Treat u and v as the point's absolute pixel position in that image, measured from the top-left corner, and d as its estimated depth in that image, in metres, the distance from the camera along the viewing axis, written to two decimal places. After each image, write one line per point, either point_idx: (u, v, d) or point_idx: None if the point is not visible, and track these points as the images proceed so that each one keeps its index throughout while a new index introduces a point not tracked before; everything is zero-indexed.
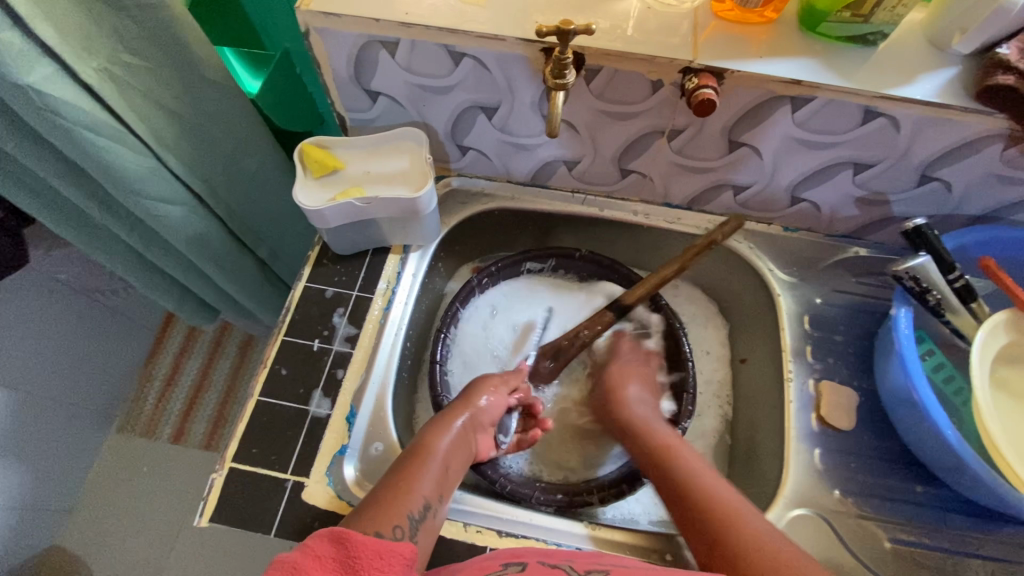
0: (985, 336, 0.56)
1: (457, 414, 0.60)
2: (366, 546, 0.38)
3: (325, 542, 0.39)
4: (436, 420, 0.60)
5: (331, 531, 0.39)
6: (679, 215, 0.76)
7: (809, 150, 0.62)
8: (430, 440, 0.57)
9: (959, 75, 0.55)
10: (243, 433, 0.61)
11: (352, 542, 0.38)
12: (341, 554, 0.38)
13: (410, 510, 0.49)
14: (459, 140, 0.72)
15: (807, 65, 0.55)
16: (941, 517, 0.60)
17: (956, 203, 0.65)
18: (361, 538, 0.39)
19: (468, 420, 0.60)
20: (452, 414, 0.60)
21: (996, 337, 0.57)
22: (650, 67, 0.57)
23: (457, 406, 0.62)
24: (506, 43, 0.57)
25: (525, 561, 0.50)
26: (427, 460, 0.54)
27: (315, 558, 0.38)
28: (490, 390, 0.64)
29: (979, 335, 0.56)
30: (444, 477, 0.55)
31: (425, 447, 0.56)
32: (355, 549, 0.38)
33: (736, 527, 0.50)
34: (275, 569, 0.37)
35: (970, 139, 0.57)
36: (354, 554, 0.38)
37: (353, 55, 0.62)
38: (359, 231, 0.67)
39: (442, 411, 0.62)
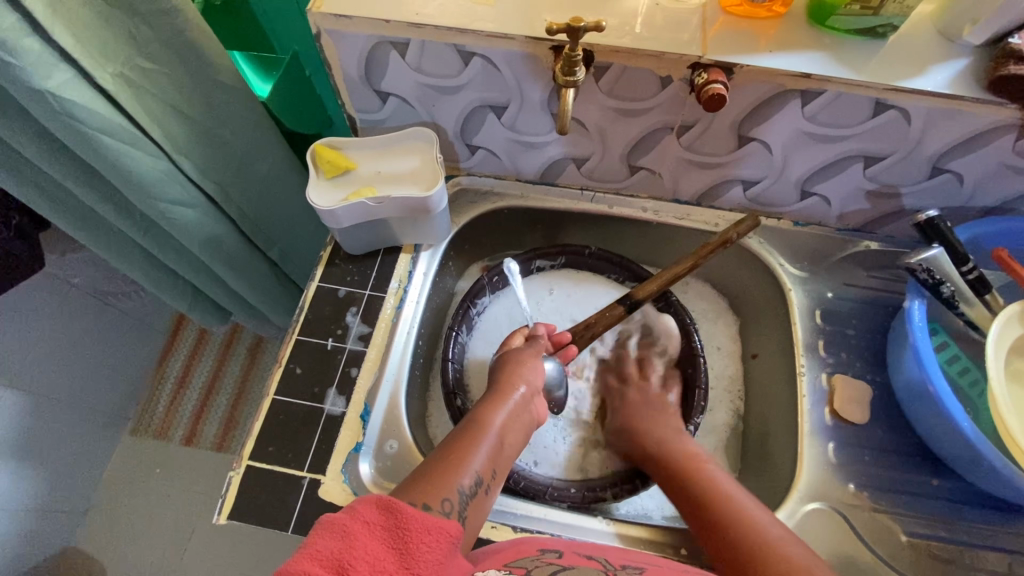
0: (999, 328, 0.56)
1: (510, 392, 0.60)
2: (414, 518, 0.41)
3: (372, 508, 0.41)
4: (489, 397, 0.60)
5: (378, 497, 0.42)
6: (689, 211, 0.76)
7: (820, 144, 0.62)
8: (483, 416, 0.57)
9: (970, 66, 0.55)
10: (259, 431, 0.62)
11: (400, 513, 0.41)
12: (389, 523, 0.40)
13: (463, 484, 0.49)
14: (469, 139, 0.72)
15: (816, 59, 0.55)
16: (957, 510, 0.59)
17: (968, 196, 0.65)
18: (409, 510, 0.41)
19: (521, 394, 0.61)
20: (505, 392, 0.60)
21: (1010, 328, 0.57)
22: (659, 63, 0.57)
23: (507, 379, 0.62)
24: (516, 42, 0.57)
25: (559, 549, 0.52)
26: (480, 437, 0.54)
27: (364, 523, 0.40)
28: (535, 368, 0.64)
29: (992, 327, 0.56)
30: (495, 456, 0.54)
31: (479, 422, 0.56)
32: (404, 521, 0.40)
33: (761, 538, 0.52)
34: (325, 527, 0.39)
35: (981, 130, 0.57)
36: (404, 525, 0.40)
37: (364, 56, 0.62)
38: (371, 230, 0.68)
39: (492, 389, 0.61)
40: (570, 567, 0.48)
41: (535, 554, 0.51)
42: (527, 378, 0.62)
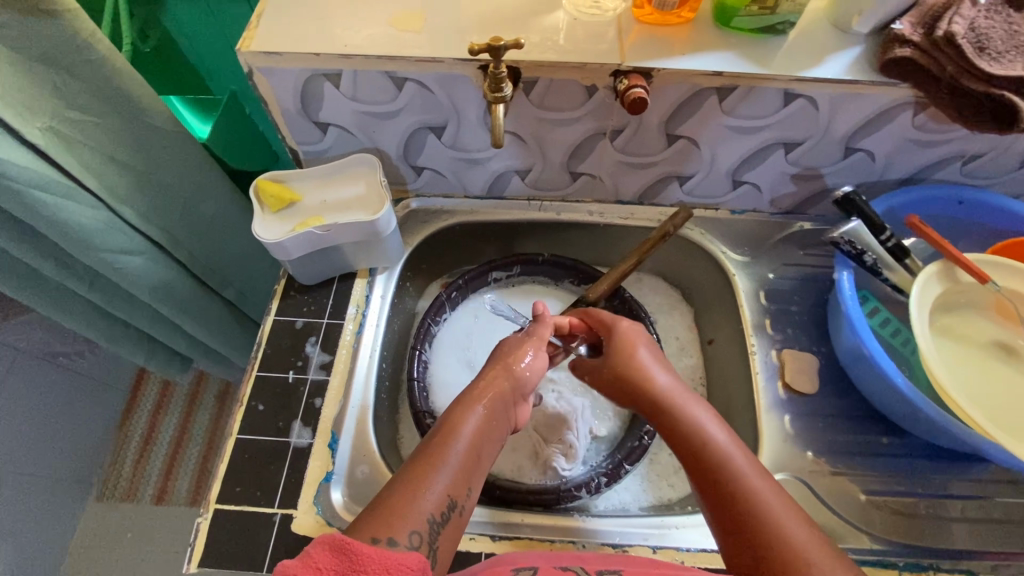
0: (920, 288, 0.59)
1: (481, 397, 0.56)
2: (372, 558, 0.38)
3: (325, 551, 0.38)
4: (462, 400, 0.56)
5: (332, 537, 0.39)
6: (632, 210, 0.79)
7: (742, 136, 0.66)
8: (455, 424, 0.53)
9: (864, 52, 0.60)
10: (225, 473, 0.61)
11: (355, 552, 0.38)
12: (343, 565, 0.37)
13: (431, 508, 0.47)
14: (412, 161, 0.74)
15: (726, 58, 0.59)
16: (908, 464, 0.63)
17: (882, 170, 0.70)
18: (367, 551, 0.38)
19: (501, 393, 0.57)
20: (476, 395, 0.56)
21: (930, 286, 0.61)
22: (582, 73, 0.60)
23: (494, 369, 0.60)
24: (445, 64, 0.60)
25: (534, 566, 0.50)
26: (451, 448, 0.51)
27: (315, 568, 0.37)
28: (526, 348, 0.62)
29: (914, 288, 0.59)
30: (466, 464, 0.51)
31: (452, 430, 0.53)
32: (361, 561, 0.37)
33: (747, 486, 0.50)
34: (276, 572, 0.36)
35: (882, 109, 0.62)
36: (360, 565, 0.37)
37: (299, 90, 0.64)
38: (323, 258, 0.68)
39: (464, 391, 0.58)
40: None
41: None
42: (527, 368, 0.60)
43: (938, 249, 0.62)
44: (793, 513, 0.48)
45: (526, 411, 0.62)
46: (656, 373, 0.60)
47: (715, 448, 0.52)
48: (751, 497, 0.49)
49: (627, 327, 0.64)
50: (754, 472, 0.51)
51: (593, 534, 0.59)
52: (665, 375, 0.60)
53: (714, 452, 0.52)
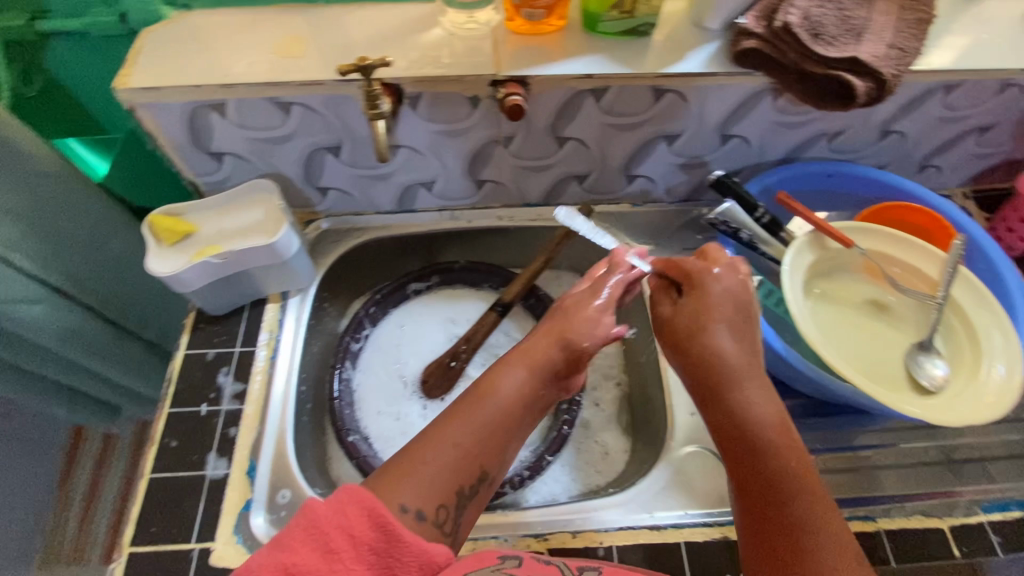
0: (792, 257, 0.64)
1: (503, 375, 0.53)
2: (410, 548, 0.38)
3: (362, 518, 0.38)
4: (511, 356, 0.55)
5: (354, 490, 0.39)
6: (540, 212, 0.82)
7: (625, 132, 0.70)
8: (450, 411, 0.51)
9: (720, 47, 0.65)
10: (139, 514, 0.59)
11: (394, 527, 0.38)
12: (380, 544, 0.38)
13: (456, 485, 0.46)
14: (315, 182, 0.74)
15: (595, 60, 0.63)
16: (806, 423, 0.67)
17: (760, 153, 0.75)
18: (406, 534, 0.38)
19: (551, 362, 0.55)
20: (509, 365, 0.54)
21: (803, 255, 0.65)
22: (462, 85, 0.63)
23: (542, 336, 0.57)
24: (327, 86, 0.61)
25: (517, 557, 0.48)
26: (431, 442, 0.48)
27: (345, 531, 0.37)
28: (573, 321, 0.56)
29: (786, 258, 0.64)
30: (489, 430, 0.50)
31: (452, 411, 0.50)
32: (399, 549, 0.38)
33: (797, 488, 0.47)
34: (301, 526, 0.37)
35: (744, 97, 0.67)
36: (394, 554, 0.38)
37: (186, 123, 0.64)
38: (229, 287, 0.68)
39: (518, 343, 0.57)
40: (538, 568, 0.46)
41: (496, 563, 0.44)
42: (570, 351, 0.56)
43: (807, 220, 0.67)
44: (832, 521, 0.45)
45: (580, 377, 0.60)
46: (724, 341, 0.54)
47: (764, 441, 0.49)
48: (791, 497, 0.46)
49: (714, 286, 0.56)
50: (803, 475, 0.47)
51: (514, 526, 0.61)
52: (729, 342, 0.54)
53: (760, 450, 0.49)
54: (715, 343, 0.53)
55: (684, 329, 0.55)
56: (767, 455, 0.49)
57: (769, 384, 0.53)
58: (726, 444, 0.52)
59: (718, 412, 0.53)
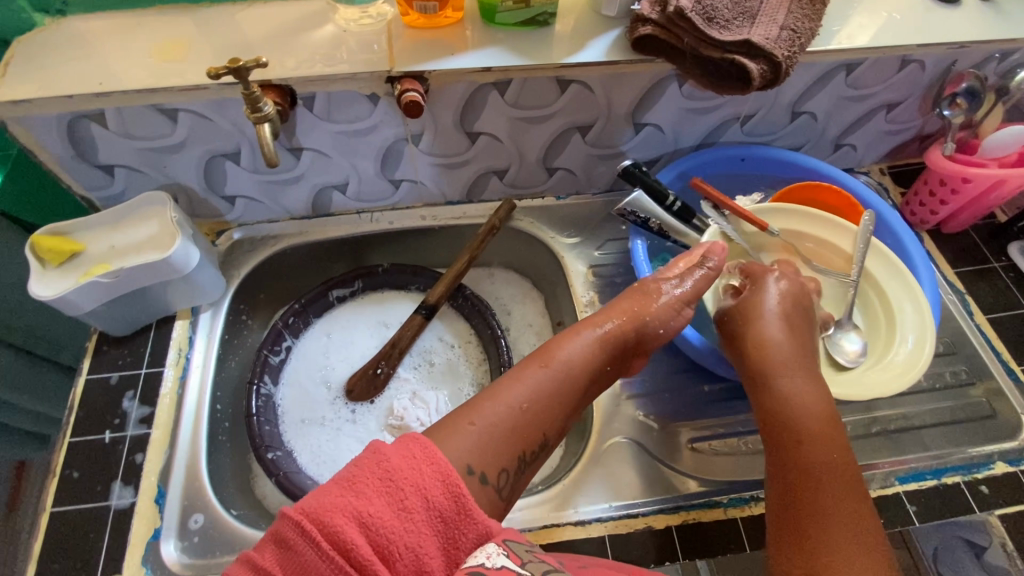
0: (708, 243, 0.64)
1: (591, 329, 0.56)
2: (481, 513, 0.39)
3: (428, 468, 0.39)
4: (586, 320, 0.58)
5: (421, 440, 0.40)
6: (463, 209, 0.81)
7: (536, 124, 0.69)
8: (558, 351, 0.53)
9: (621, 34, 0.64)
10: (37, 553, 0.56)
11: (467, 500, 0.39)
12: (456, 506, 0.38)
13: (522, 448, 0.47)
14: (220, 191, 0.71)
15: (494, 53, 0.62)
16: (730, 407, 0.67)
17: (675, 140, 0.75)
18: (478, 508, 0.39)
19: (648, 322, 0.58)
20: (587, 322, 0.57)
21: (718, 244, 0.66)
22: (357, 83, 0.61)
23: (615, 312, 0.58)
24: (212, 90, 0.58)
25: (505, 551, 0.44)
26: (517, 402, 0.49)
27: (416, 473, 0.38)
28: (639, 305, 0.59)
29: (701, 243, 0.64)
30: (563, 381, 0.52)
31: (552, 357, 0.53)
32: (470, 509, 0.39)
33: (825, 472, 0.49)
34: (377, 472, 0.38)
35: (649, 84, 0.66)
36: (457, 518, 0.38)
37: (66, 136, 0.61)
38: (129, 307, 0.65)
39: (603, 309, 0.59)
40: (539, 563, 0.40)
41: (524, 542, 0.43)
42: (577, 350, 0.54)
43: (722, 205, 0.68)
44: (864, 515, 0.47)
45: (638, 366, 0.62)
46: (775, 332, 0.57)
47: (808, 427, 0.51)
48: (827, 490, 0.48)
49: (767, 287, 0.61)
50: (845, 464, 0.49)
51: None
52: (779, 333, 0.58)
53: (818, 431, 0.51)
54: (767, 330, 0.58)
55: (741, 318, 0.60)
56: (798, 446, 0.51)
57: (819, 377, 0.56)
58: (766, 429, 0.54)
59: (763, 397, 0.55)
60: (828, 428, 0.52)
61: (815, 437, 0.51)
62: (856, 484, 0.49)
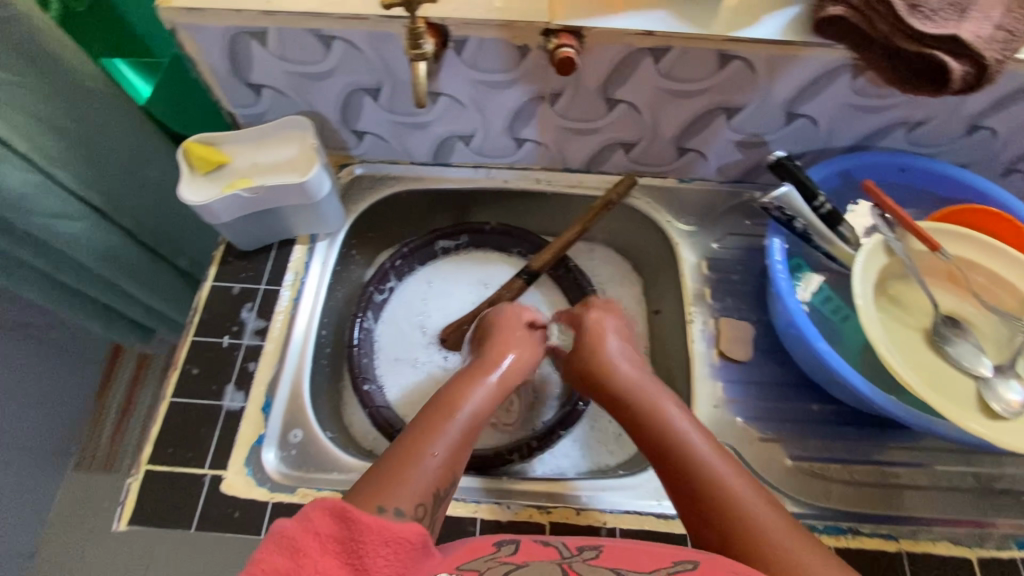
0: (864, 255, 0.58)
1: (484, 374, 0.58)
2: (371, 530, 0.39)
3: (325, 515, 0.39)
4: (461, 376, 0.57)
5: (321, 500, 0.41)
6: (580, 178, 0.78)
7: (682, 100, 0.65)
8: (456, 396, 0.55)
9: (801, 13, 0.59)
10: (157, 435, 0.61)
11: (355, 523, 0.39)
12: (343, 534, 0.39)
13: (433, 485, 0.48)
14: (353, 125, 0.72)
15: (659, 16, 0.58)
16: (837, 430, 0.63)
17: (827, 137, 0.69)
18: (364, 519, 0.39)
19: (493, 380, 0.57)
20: (471, 379, 0.57)
21: (875, 256, 0.59)
22: (513, 32, 0.59)
23: (462, 385, 0.56)
24: (371, 22, 0.58)
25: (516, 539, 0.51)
26: (444, 420, 0.52)
27: (315, 534, 0.38)
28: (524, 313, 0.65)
29: (858, 258, 0.58)
30: (460, 438, 0.51)
31: (449, 402, 0.54)
32: (359, 531, 0.39)
33: (738, 514, 0.47)
34: (276, 542, 0.38)
35: (819, 73, 0.60)
36: (359, 538, 0.39)
37: (227, 50, 0.63)
38: (259, 224, 0.67)
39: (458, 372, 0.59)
40: (525, 565, 0.45)
41: (491, 551, 0.48)
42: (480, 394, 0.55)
43: (887, 210, 0.61)
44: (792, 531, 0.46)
45: None
46: (623, 364, 0.59)
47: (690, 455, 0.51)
48: (739, 505, 0.47)
49: (600, 325, 0.62)
50: (731, 471, 0.50)
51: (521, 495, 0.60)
52: (630, 367, 0.59)
53: (713, 476, 0.49)
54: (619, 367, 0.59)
55: (588, 362, 0.60)
56: (700, 487, 0.49)
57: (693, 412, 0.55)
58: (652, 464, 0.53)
59: (652, 437, 0.53)
60: (726, 471, 0.49)
61: (721, 476, 0.49)
62: (771, 501, 0.48)
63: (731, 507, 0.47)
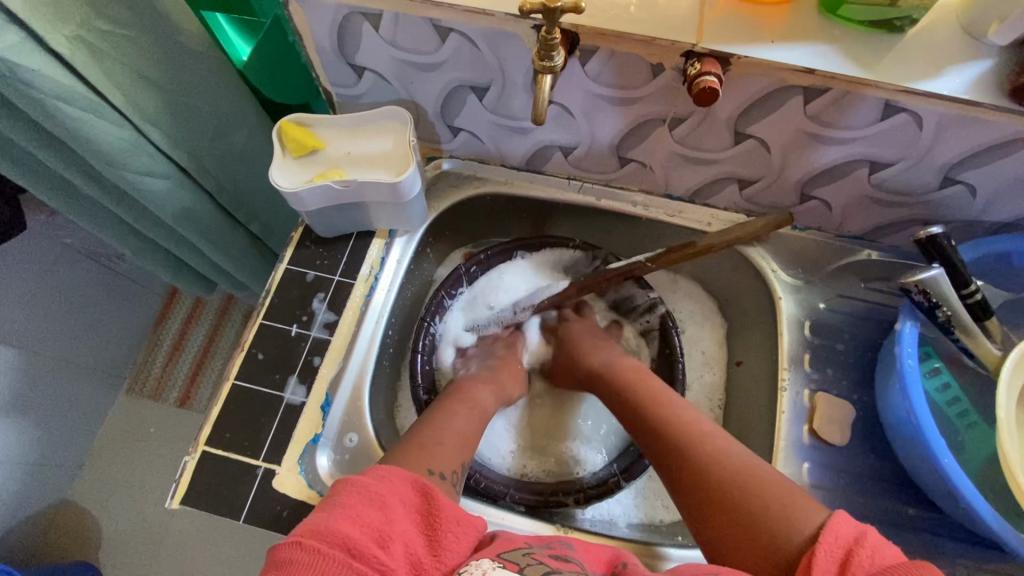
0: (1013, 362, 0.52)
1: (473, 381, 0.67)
2: (447, 509, 0.48)
3: (409, 488, 0.48)
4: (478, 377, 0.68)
5: (412, 474, 0.49)
6: (681, 207, 0.72)
7: (823, 145, 0.57)
8: (471, 391, 0.65)
9: (995, 68, 0.49)
10: (216, 417, 0.60)
11: (438, 504, 0.48)
12: (422, 509, 0.48)
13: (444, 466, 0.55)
14: (450, 120, 0.68)
15: (823, 52, 0.50)
16: (933, 542, 0.57)
17: (981, 210, 0.60)
18: (445, 502, 0.48)
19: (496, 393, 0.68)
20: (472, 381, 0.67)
21: None
22: (649, 49, 0.52)
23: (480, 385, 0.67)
24: (495, 18, 0.53)
25: (531, 545, 0.49)
26: (455, 410, 0.62)
27: (401, 499, 0.47)
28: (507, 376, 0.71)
29: (1002, 373, 0.51)
30: (469, 429, 0.61)
31: (464, 394, 0.65)
32: (437, 505, 0.48)
33: (720, 453, 0.54)
34: (369, 498, 0.46)
35: (998, 141, 0.52)
36: (436, 511, 0.48)
37: (336, 28, 0.58)
38: (342, 215, 0.65)
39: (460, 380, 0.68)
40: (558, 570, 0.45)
41: (526, 546, 0.48)
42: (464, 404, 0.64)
43: None
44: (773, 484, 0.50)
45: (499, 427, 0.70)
46: (615, 358, 0.69)
47: (674, 423, 0.59)
48: (712, 456, 0.54)
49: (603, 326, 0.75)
50: (712, 431, 0.57)
51: None
52: (617, 357, 0.70)
53: (704, 432, 0.57)
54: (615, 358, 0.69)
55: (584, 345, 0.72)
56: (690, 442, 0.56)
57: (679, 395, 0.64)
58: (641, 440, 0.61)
59: (632, 414, 0.63)
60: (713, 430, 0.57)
61: (691, 429, 0.58)
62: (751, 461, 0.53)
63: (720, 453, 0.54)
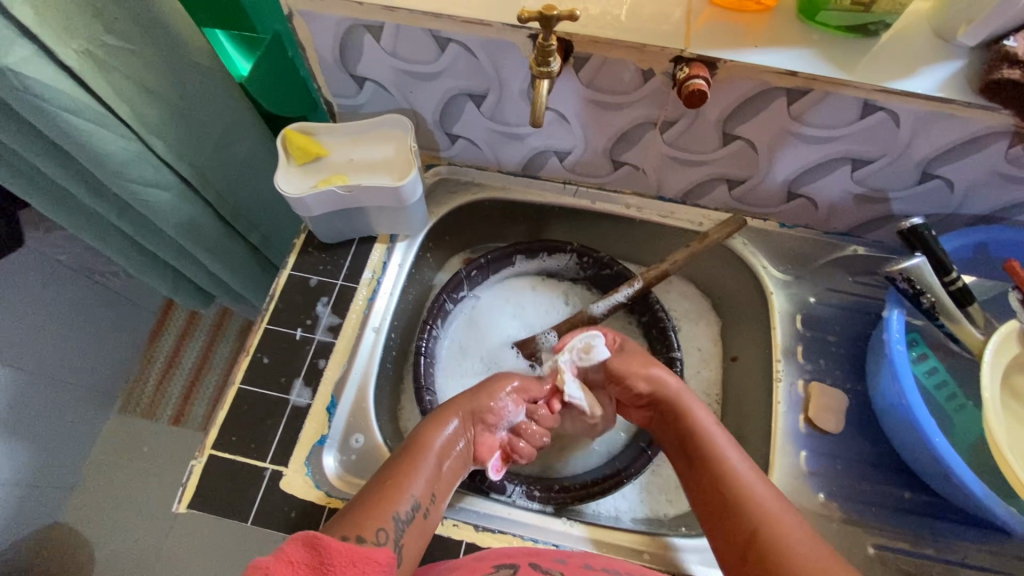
0: (996, 343, 0.55)
1: (450, 415, 0.60)
2: (339, 554, 0.38)
3: (299, 546, 0.39)
4: (436, 415, 0.60)
5: (308, 534, 0.40)
6: (673, 208, 0.74)
7: (807, 145, 0.60)
8: (424, 436, 0.57)
9: (964, 68, 0.53)
10: (223, 421, 0.61)
11: (326, 548, 0.39)
12: (315, 562, 0.38)
13: (396, 511, 0.50)
14: (448, 128, 0.70)
15: (804, 56, 0.53)
16: (930, 525, 0.58)
17: (959, 202, 0.62)
18: (336, 545, 0.39)
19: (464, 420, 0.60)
20: (447, 413, 0.60)
21: (1006, 347, 0.55)
22: (640, 55, 0.55)
23: (437, 422, 0.59)
24: (492, 28, 0.55)
25: (516, 564, 0.51)
26: (419, 459, 0.55)
27: (289, 561, 0.37)
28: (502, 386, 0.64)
29: (985, 351, 0.54)
30: (436, 477, 0.55)
31: (420, 441, 0.57)
32: (327, 556, 0.38)
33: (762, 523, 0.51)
34: (249, 573, 0.36)
35: (970, 136, 0.55)
36: (328, 561, 0.38)
37: (338, 40, 0.61)
38: (345, 221, 0.67)
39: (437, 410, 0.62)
40: None
41: (489, 573, 0.49)
42: (499, 410, 0.62)
43: None
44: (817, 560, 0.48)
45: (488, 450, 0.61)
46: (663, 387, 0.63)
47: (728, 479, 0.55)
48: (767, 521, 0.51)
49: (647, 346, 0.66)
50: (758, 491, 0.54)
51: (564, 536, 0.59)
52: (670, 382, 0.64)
53: (748, 494, 0.53)
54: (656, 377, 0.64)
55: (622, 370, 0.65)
56: (735, 510, 0.53)
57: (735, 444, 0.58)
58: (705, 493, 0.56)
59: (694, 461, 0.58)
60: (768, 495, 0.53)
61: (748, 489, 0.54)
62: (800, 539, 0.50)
63: (763, 516, 0.51)
